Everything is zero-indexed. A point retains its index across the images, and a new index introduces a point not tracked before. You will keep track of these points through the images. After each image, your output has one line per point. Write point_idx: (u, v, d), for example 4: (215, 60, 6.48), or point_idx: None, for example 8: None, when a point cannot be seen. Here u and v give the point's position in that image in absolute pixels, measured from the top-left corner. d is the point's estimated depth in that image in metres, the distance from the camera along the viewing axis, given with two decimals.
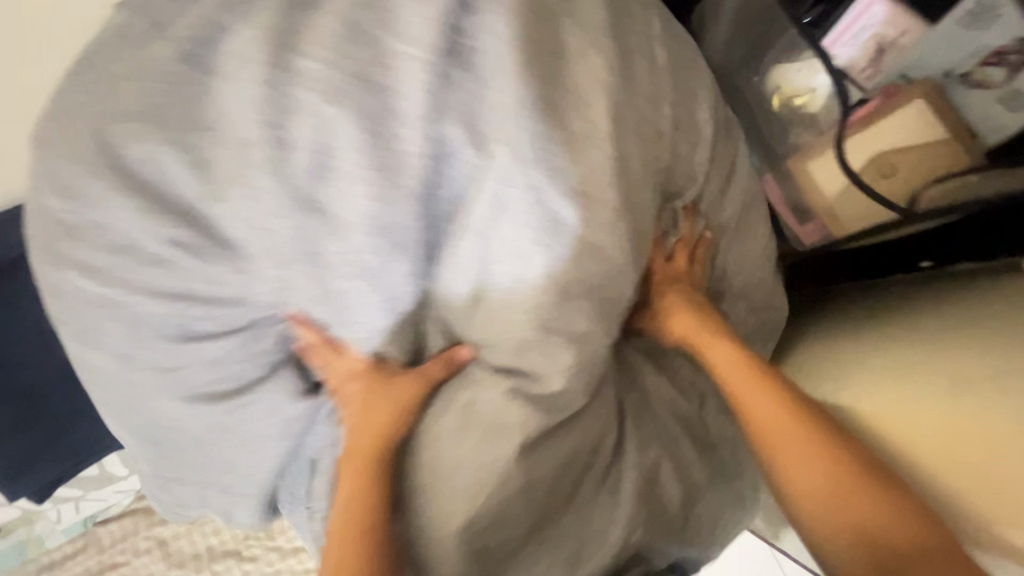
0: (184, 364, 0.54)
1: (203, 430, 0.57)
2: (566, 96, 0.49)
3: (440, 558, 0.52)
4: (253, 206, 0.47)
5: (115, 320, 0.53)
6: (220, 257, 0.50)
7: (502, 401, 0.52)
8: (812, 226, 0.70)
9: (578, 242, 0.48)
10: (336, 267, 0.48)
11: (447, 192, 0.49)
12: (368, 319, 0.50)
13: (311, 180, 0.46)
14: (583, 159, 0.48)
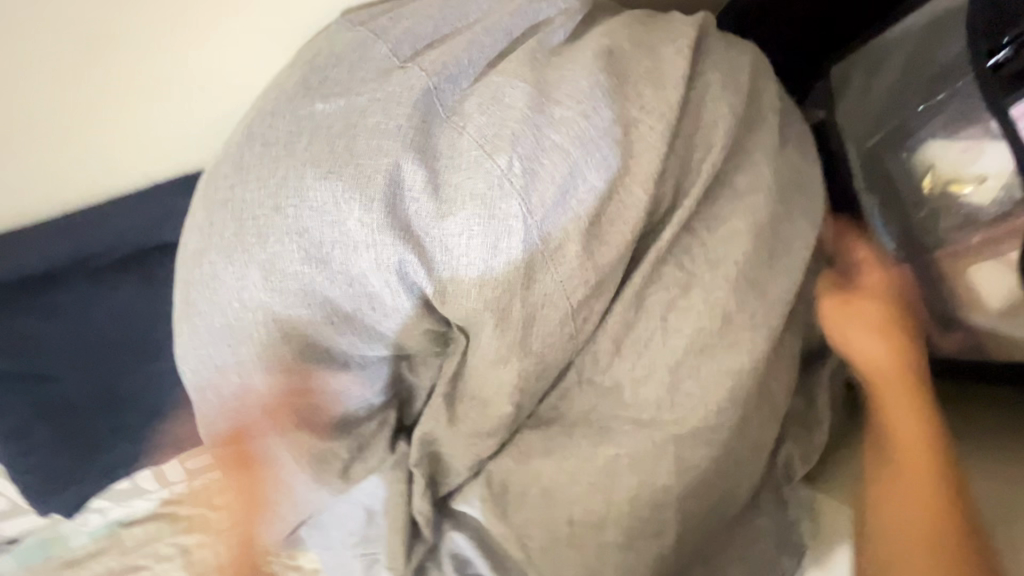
0: (323, 282, 0.55)
1: (301, 344, 0.56)
2: (738, 176, 0.61)
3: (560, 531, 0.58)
4: (457, 168, 0.53)
5: (282, 273, 0.55)
6: (400, 194, 0.53)
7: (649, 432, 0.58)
8: (959, 335, 0.68)
9: (736, 310, 0.58)
10: (488, 246, 0.53)
11: (611, 217, 0.56)
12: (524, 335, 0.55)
13: (525, 189, 0.53)
14: (766, 231, 0.60)
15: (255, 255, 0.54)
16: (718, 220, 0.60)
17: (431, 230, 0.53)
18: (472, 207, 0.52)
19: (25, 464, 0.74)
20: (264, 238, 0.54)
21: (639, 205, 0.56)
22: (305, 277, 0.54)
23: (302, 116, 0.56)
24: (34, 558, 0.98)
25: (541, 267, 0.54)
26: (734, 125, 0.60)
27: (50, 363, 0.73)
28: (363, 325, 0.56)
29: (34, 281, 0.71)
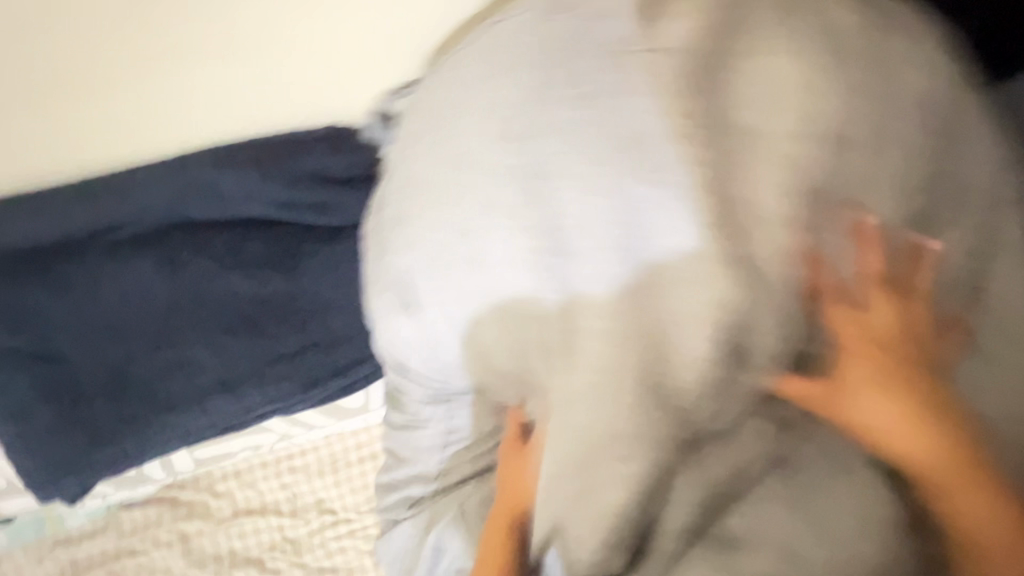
0: (467, 256, 0.56)
1: (443, 322, 0.58)
2: (902, 206, 0.49)
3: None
4: (600, 170, 0.52)
5: (444, 241, 0.57)
6: (544, 185, 0.54)
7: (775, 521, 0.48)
8: None
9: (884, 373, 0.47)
10: (618, 251, 0.51)
11: (739, 245, 0.49)
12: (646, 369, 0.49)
13: (660, 202, 0.50)
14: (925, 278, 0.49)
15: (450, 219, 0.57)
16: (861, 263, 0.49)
17: (604, 225, 0.51)
18: (638, 208, 0.51)
19: (21, 448, 0.66)
20: (428, 206, 0.59)
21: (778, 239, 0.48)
22: (452, 259, 0.57)
23: (476, 107, 0.58)
24: (27, 540, 0.94)
25: (655, 297, 0.50)
26: (895, 146, 0.50)
27: (57, 343, 0.66)
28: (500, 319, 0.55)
29: (48, 251, 0.65)
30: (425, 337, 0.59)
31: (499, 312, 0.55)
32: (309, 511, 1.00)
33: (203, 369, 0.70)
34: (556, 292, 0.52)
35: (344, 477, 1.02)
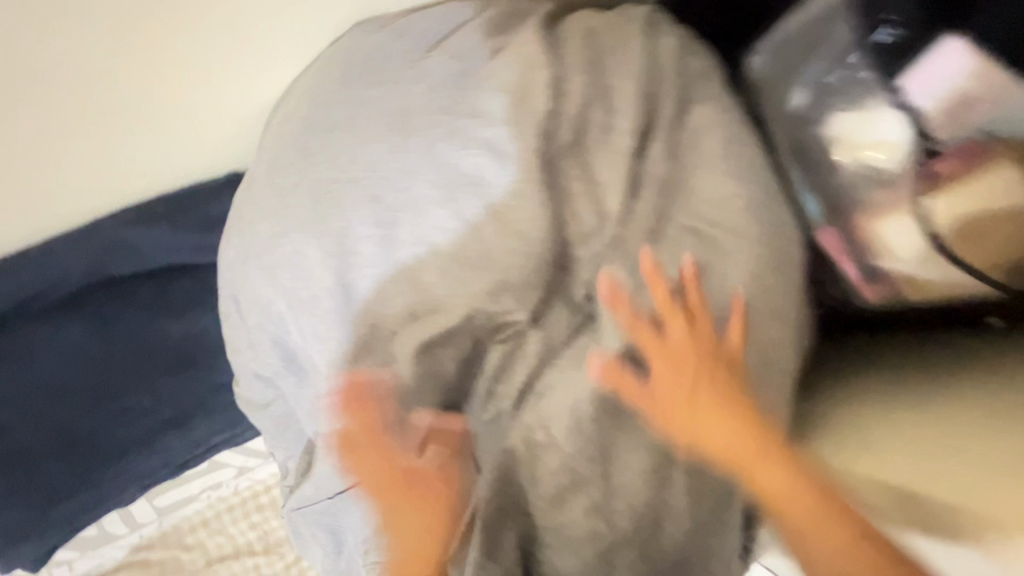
0: (288, 246, 0.58)
1: (272, 308, 0.60)
2: (678, 173, 0.57)
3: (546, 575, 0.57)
4: (403, 172, 0.55)
5: (269, 236, 0.59)
6: (361, 183, 0.56)
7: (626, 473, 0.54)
8: (881, 286, 0.61)
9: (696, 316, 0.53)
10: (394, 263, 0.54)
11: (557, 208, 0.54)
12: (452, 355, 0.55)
13: (446, 202, 0.54)
14: (710, 230, 0.56)
15: (272, 273, 0.59)
16: (659, 224, 0.56)
17: (384, 233, 0.54)
18: (407, 266, 0.54)
19: None
20: (252, 188, 0.62)
21: (592, 216, 0.55)
22: (273, 254, 0.59)
23: (322, 101, 0.60)
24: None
25: (483, 275, 0.53)
26: (659, 121, 0.58)
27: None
28: (308, 310, 0.57)
29: None
30: (277, 357, 0.64)
31: (310, 305, 0.57)
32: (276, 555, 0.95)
33: (147, 413, 0.74)
34: (355, 301, 0.55)
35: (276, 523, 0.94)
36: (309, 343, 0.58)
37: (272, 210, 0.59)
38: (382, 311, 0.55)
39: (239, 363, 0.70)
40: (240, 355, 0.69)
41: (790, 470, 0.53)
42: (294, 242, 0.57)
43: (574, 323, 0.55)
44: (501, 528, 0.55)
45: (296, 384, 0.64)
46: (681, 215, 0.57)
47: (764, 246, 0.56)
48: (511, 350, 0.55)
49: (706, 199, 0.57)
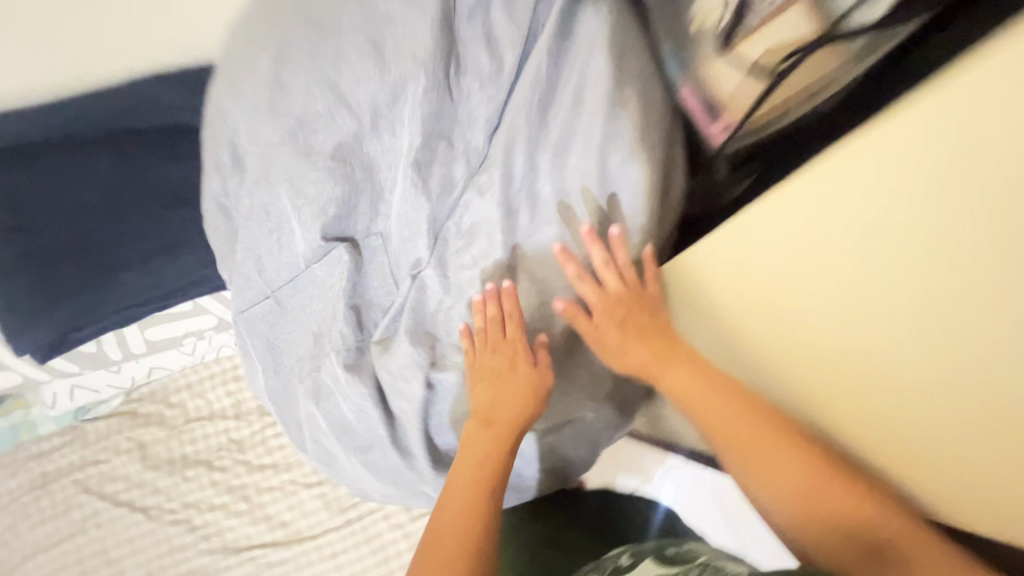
0: (255, 84, 0.69)
1: (239, 137, 0.72)
2: (567, 37, 0.68)
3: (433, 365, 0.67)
4: (348, 25, 0.66)
5: (239, 77, 0.71)
6: (317, 35, 0.66)
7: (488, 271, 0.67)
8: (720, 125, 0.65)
9: (553, 153, 0.68)
10: (341, 104, 0.66)
11: (459, 60, 0.67)
12: (382, 177, 0.69)
13: (382, 54, 0.65)
14: (586, 88, 0.67)
15: (239, 105, 0.71)
16: (538, 78, 0.67)
17: (333, 81, 0.66)
18: (350, 108, 0.66)
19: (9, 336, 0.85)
20: (234, 41, 0.75)
21: (487, 68, 0.67)
22: (242, 90, 0.70)
23: None
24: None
25: (398, 109, 0.66)
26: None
27: (31, 222, 0.86)
28: (266, 139, 0.69)
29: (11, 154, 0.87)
30: (234, 180, 0.76)
31: (268, 132, 0.69)
32: (253, 412, 1.17)
33: (141, 242, 0.90)
34: (314, 137, 0.67)
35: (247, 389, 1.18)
36: (255, 152, 0.71)
37: (246, 45, 0.72)
38: (314, 125, 0.67)
39: (214, 196, 0.81)
40: (211, 182, 0.81)
41: (715, 403, 0.64)
42: (258, 81, 0.69)
43: (461, 156, 0.68)
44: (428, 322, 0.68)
45: (238, 182, 0.75)
46: (562, 88, 0.68)
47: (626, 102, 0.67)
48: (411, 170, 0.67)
49: (587, 69, 0.67)
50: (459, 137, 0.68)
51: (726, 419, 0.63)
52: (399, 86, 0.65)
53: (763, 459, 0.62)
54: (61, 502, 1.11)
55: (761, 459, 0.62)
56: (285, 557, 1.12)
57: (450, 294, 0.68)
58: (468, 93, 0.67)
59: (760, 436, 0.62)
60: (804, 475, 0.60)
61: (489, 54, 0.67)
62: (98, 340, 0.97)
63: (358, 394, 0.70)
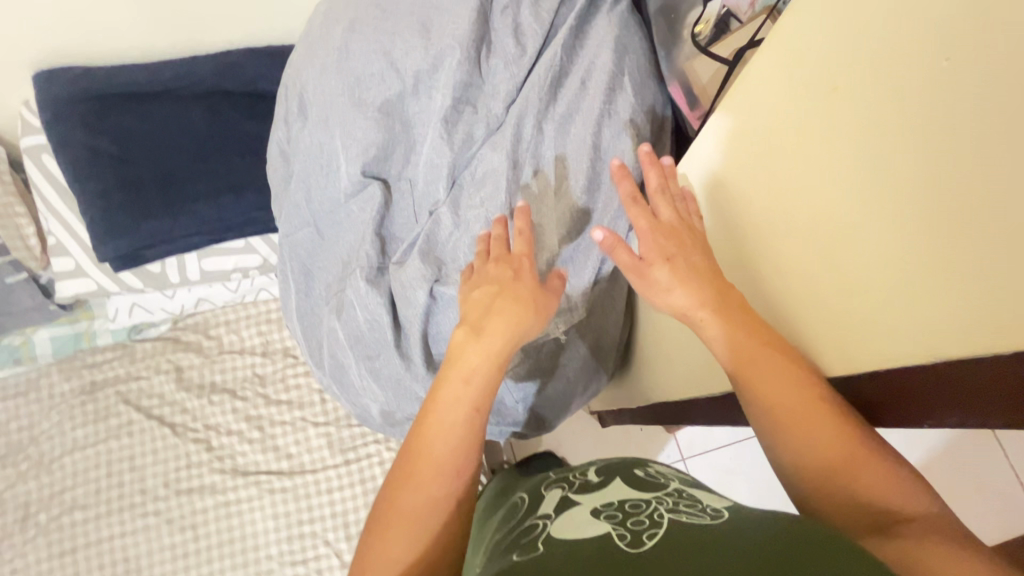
0: (329, 50, 0.87)
1: (309, 91, 0.90)
2: (578, 34, 0.84)
3: (436, 282, 0.79)
4: (407, 11, 0.84)
5: (316, 45, 0.90)
6: (381, 16, 0.85)
7: (493, 212, 0.79)
8: (697, 113, 0.80)
9: (557, 123, 0.81)
10: (391, 69, 0.83)
11: (489, 43, 0.83)
12: (416, 131, 0.85)
13: (429, 32, 0.82)
14: (589, 74, 0.82)
15: (314, 66, 0.89)
16: (551, 61, 0.81)
17: (388, 50, 0.83)
18: (399, 73, 0.83)
19: (97, 238, 1.03)
20: (314, 19, 0.94)
21: (512, 51, 0.83)
22: (318, 55, 0.89)
23: None
24: (8, 362, 1.25)
25: (435, 75, 0.82)
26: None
27: (129, 154, 1.04)
28: (330, 93, 0.87)
29: (115, 94, 1.04)
30: (299, 125, 0.93)
31: (333, 87, 0.86)
32: (278, 352, 1.31)
33: (212, 179, 1.07)
34: (367, 92, 0.84)
35: (277, 331, 1.33)
36: (320, 102, 0.88)
37: (325, 21, 0.90)
38: (369, 83, 0.84)
39: (278, 140, 0.98)
40: (277, 131, 0.98)
41: (754, 349, 0.56)
42: (332, 48, 0.87)
43: (483, 119, 0.83)
44: (438, 248, 0.81)
45: (300, 127, 0.92)
46: (571, 72, 0.83)
47: (620, 89, 0.81)
48: (440, 124, 0.82)
49: (593, 61, 0.82)
50: (483, 104, 0.83)
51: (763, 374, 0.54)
52: (439, 57, 0.82)
53: (789, 422, 0.53)
54: (99, 408, 1.26)
55: (793, 428, 0.53)
56: (286, 486, 1.23)
57: (459, 228, 0.81)
58: (494, 69, 0.83)
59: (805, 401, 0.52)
60: (843, 448, 0.50)
61: (515, 40, 0.83)
62: (163, 261, 1.15)
63: (372, 302, 0.83)
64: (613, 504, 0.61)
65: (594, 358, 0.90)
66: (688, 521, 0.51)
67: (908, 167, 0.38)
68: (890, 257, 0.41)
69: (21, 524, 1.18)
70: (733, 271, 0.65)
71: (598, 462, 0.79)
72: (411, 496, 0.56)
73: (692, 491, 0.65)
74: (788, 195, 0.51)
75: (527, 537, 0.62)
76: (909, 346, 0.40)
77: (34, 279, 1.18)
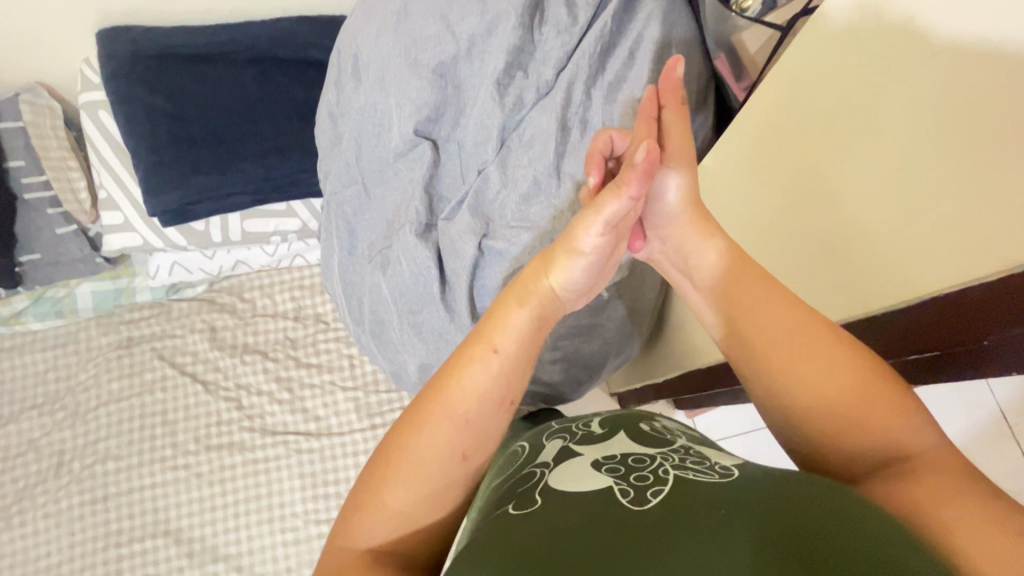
0: (389, 11, 0.90)
1: (365, 52, 0.93)
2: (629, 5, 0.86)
3: (484, 237, 0.83)
4: None
5: (376, 8, 0.93)
6: None
7: (539, 172, 0.82)
8: (744, 84, 0.82)
9: (604, 90, 0.84)
10: (447, 32, 0.86)
11: (543, 9, 0.85)
12: (469, 95, 0.88)
13: None
14: (638, 43, 0.84)
15: (372, 28, 0.92)
16: (602, 28, 0.84)
17: (445, 14, 0.86)
18: (456, 37, 0.86)
19: (149, 191, 1.07)
20: None
21: (565, 17, 0.85)
22: (378, 18, 0.91)
23: None
24: (50, 314, 1.28)
25: (490, 39, 0.85)
26: None
27: (181, 111, 1.07)
28: (388, 54, 0.90)
29: (171, 53, 1.08)
30: (351, 85, 0.96)
31: (391, 48, 0.89)
32: (309, 317, 1.34)
33: (260, 141, 1.10)
34: (424, 54, 0.87)
35: (310, 297, 1.36)
36: (376, 62, 0.91)
37: None
38: (425, 44, 0.87)
39: (328, 101, 1.01)
40: (328, 94, 1.01)
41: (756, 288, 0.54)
42: (392, 9, 0.90)
43: (533, 84, 0.85)
44: (486, 206, 0.85)
45: (353, 87, 0.95)
46: (620, 41, 0.85)
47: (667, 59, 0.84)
48: (492, 87, 0.84)
49: (641, 31, 0.84)
50: (533, 69, 0.86)
51: (782, 318, 0.51)
52: (494, 23, 0.84)
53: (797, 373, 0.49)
54: (134, 362, 1.29)
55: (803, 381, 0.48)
56: (314, 446, 1.25)
57: (506, 187, 0.84)
58: (545, 35, 0.85)
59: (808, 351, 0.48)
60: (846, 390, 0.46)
61: (568, 6, 0.85)
62: (207, 221, 1.19)
63: (422, 250, 0.86)
64: (616, 457, 0.52)
65: (630, 320, 0.92)
66: (695, 481, 0.43)
67: (926, 119, 0.42)
68: (934, 197, 0.42)
69: (55, 471, 1.21)
70: (777, 228, 0.66)
71: (604, 414, 0.69)
72: (419, 460, 0.48)
73: (703, 450, 0.55)
74: (825, 182, 0.55)
75: (524, 486, 0.52)
76: (958, 268, 0.41)
77: (84, 232, 1.22)
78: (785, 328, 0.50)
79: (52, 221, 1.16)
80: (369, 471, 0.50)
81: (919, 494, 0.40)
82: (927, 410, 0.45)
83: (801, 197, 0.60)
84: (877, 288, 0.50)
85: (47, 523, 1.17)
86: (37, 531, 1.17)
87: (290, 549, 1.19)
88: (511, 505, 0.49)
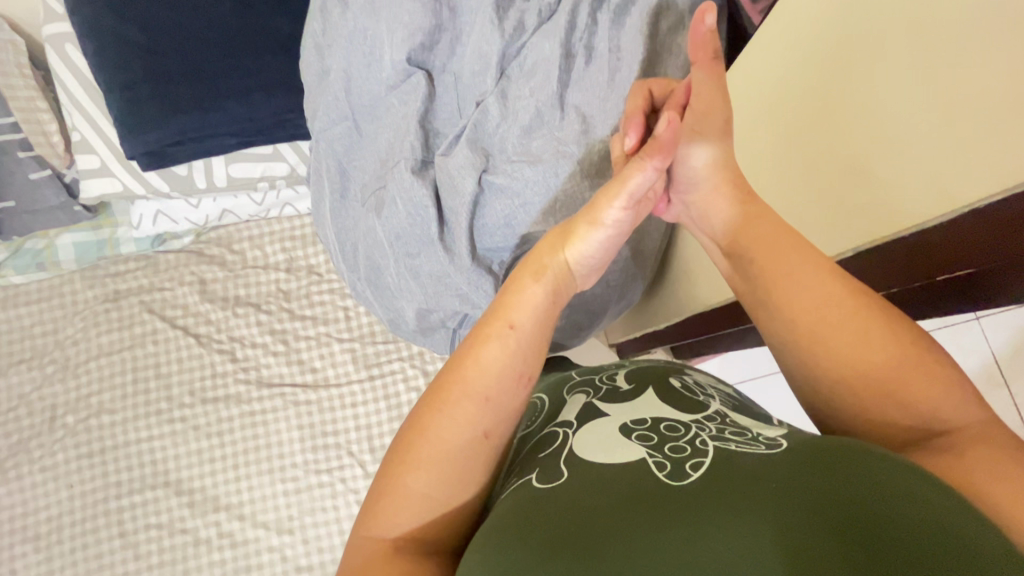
0: None
1: None
2: None
3: (482, 173, 0.79)
4: None
5: None
6: None
7: (541, 103, 0.77)
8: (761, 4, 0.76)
9: (611, 11, 0.77)
10: None
11: None
12: (464, 19, 0.82)
13: None
14: None
15: None
16: None
17: None
18: None
19: (126, 131, 1.01)
20: None
21: None
22: None
23: None
24: (31, 266, 1.24)
25: None
26: None
27: (155, 44, 1.00)
28: None
29: None
30: (337, 12, 0.88)
31: None
32: (301, 270, 1.31)
33: (240, 77, 1.03)
34: None
35: (301, 248, 1.32)
36: None
37: None
38: None
39: (314, 32, 0.94)
40: (313, 24, 0.94)
41: (773, 232, 0.51)
42: None
43: (535, 7, 0.79)
44: (486, 141, 0.80)
45: (340, 12, 0.88)
46: None
47: None
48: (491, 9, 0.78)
49: None
50: None
51: (806, 284, 0.48)
52: None
53: (833, 337, 0.46)
54: (122, 315, 1.25)
55: (834, 343, 0.46)
56: (312, 398, 1.24)
57: (506, 121, 0.79)
58: None
59: (836, 311, 0.46)
60: (883, 351, 0.44)
61: None
62: (189, 165, 1.13)
63: (420, 185, 0.82)
64: (646, 423, 0.48)
65: (633, 263, 0.89)
66: (737, 453, 0.39)
67: (929, 37, 0.40)
68: (938, 119, 0.40)
69: (49, 424, 1.19)
70: (785, 168, 0.63)
71: (625, 364, 0.65)
72: (441, 442, 0.46)
73: (739, 417, 0.50)
74: (831, 116, 0.53)
75: (546, 451, 0.49)
76: (966, 190, 0.39)
77: (59, 177, 1.16)
78: (822, 292, 0.47)
79: (24, 166, 1.11)
80: (388, 462, 0.47)
81: (970, 470, 0.37)
82: (963, 373, 0.43)
83: (806, 133, 0.57)
84: (888, 224, 0.48)
85: (43, 477, 1.16)
86: (35, 484, 1.16)
87: (291, 498, 1.19)
88: (534, 476, 0.45)
